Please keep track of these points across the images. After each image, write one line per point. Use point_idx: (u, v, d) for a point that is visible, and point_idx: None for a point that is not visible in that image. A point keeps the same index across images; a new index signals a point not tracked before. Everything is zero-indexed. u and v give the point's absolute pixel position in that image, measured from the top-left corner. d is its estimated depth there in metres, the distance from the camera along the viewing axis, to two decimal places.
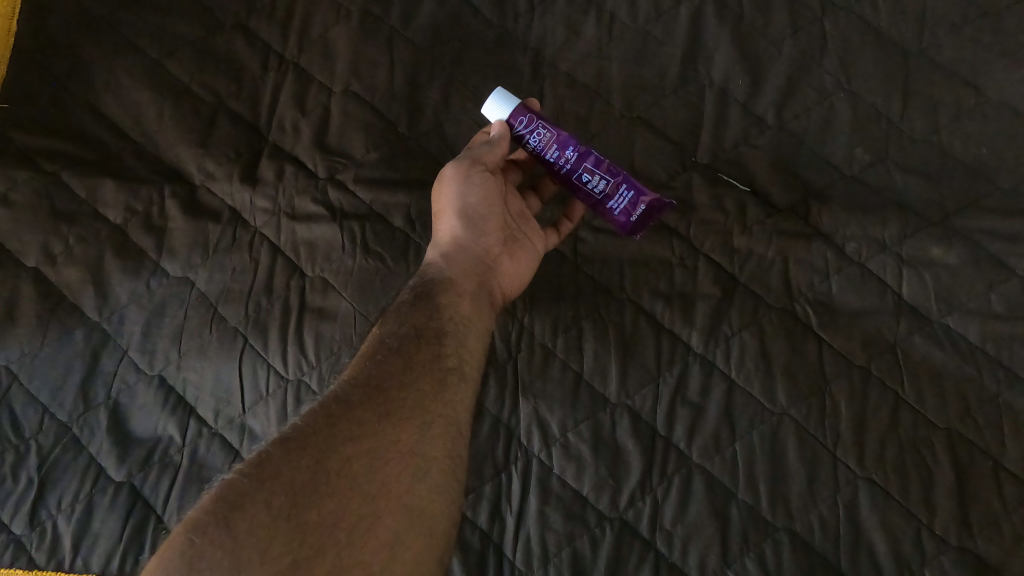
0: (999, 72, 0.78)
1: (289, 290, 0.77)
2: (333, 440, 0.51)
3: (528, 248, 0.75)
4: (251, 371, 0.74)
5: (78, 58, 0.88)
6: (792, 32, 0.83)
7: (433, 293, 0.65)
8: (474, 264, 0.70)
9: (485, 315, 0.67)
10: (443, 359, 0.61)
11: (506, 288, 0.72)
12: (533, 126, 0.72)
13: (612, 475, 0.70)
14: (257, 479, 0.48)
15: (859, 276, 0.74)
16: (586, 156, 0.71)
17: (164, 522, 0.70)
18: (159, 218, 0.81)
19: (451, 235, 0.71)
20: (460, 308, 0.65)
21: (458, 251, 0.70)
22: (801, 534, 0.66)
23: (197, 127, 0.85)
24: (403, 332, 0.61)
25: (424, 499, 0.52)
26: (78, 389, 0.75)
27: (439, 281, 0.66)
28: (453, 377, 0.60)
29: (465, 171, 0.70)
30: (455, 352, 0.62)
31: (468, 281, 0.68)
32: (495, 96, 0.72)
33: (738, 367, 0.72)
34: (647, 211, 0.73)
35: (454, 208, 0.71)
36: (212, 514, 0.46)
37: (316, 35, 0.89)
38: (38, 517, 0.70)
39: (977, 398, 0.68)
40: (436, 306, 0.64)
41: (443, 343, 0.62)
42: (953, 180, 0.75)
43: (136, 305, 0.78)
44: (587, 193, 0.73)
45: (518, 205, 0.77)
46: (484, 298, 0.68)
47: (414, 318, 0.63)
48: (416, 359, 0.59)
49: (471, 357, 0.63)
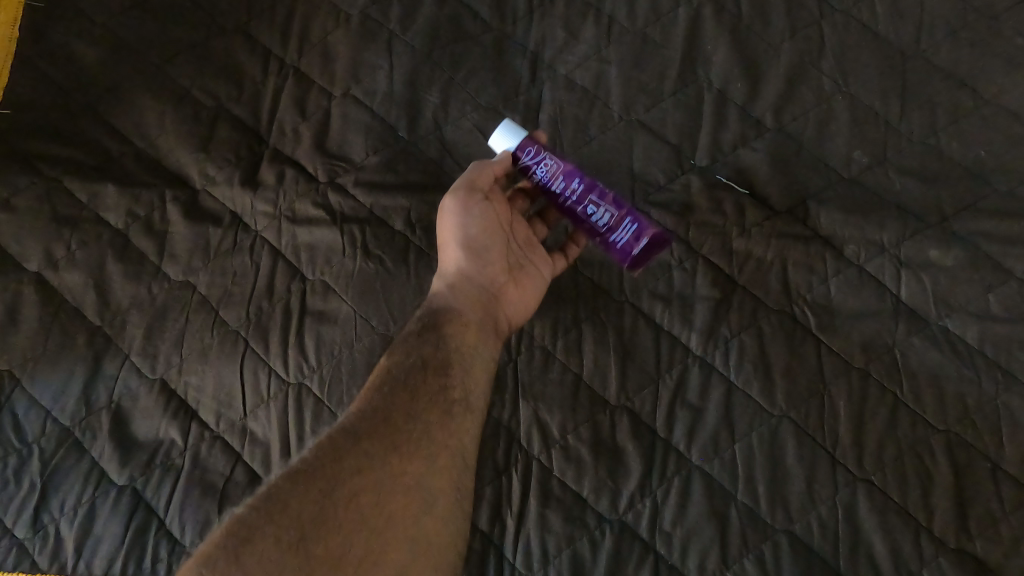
0: (996, 74, 0.78)
1: (290, 294, 0.77)
2: (341, 474, 0.52)
3: (533, 274, 0.74)
4: (252, 375, 0.75)
5: (79, 62, 0.88)
6: (790, 35, 0.83)
7: (438, 323, 0.65)
8: (479, 294, 0.69)
9: (491, 344, 0.67)
10: (451, 388, 0.60)
11: (512, 315, 0.72)
12: (539, 159, 0.72)
13: (612, 477, 0.70)
14: (266, 514, 0.49)
15: (858, 278, 0.74)
16: (591, 188, 0.71)
17: (166, 525, 0.70)
18: (160, 222, 0.81)
19: (456, 267, 0.71)
20: (466, 338, 0.65)
21: (463, 283, 0.70)
22: (800, 536, 0.66)
23: (198, 131, 0.85)
24: (410, 362, 0.61)
25: (431, 530, 0.53)
26: (79, 394, 0.75)
27: (445, 311, 0.66)
28: (460, 407, 0.60)
29: (464, 203, 0.71)
30: (462, 381, 0.61)
31: (474, 311, 0.67)
32: (502, 128, 0.73)
33: (737, 369, 0.72)
34: (649, 245, 0.71)
35: (456, 239, 0.71)
36: (222, 549, 0.47)
37: (316, 40, 0.89)
38: (40, 520, 0.70)
39: (975, 399, 0.69)
40: (442, 334, 0.64)
41: (449, 372, 0.61)
42: (951, 182, 0.75)
43: (137, 309, 0.78)
44: (590, 226, 0.72)
45: (524, 231, 0.77)
46: (490, 328, 0.68)
47: (422, 346, 0.62)
48: (423, 389, 0.59)
49: (478, 385, 0.63)
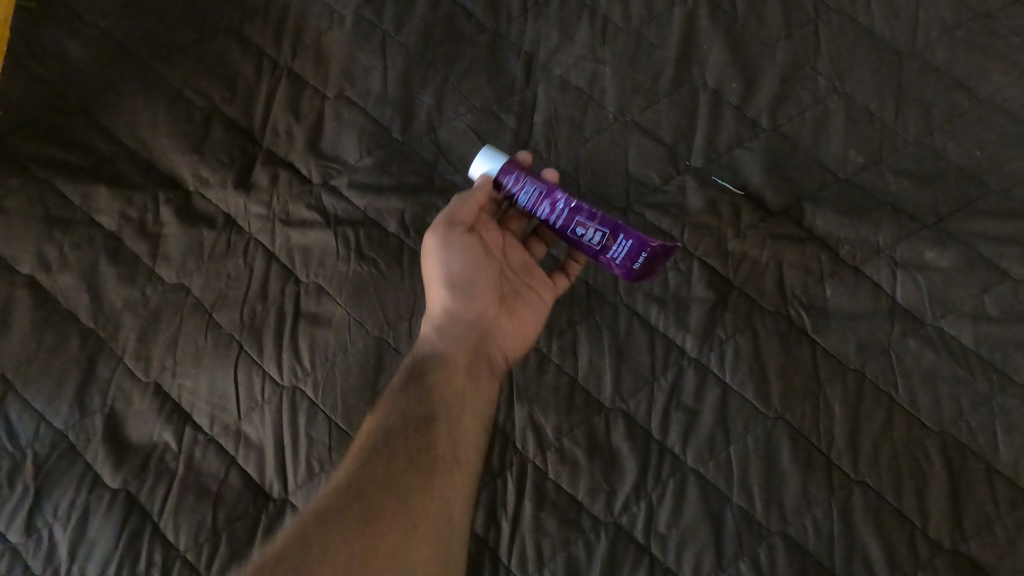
0: (992, 74, 0.78)
1: (284, 297, 0.77)
2: (307, 561, 0.46)
3: (528, 301, 0.74)
4: (246, 378, 0.74)
5: (71, 63, 0.87)
6: (786, 35, 0.83)
7: (422, 375, 0.63)
8: (467, 333, 0.68)
9: (484, 383, 0.66)
10: (434, 448, 0.57)
11: (506, 348, 0.71)
12: (520, 185, 0.71)
13: (607, 479, 0.70)
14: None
15: (854, 280, 0.74)
16: (577, 210, 0.69)
17: (160, 529, 0.70)
18: (153, 225, 0.81)
19: (442, 307, 0.70)
20: (452, 387, 0.63)
21: (450, 323, 0.69)
22: (796, 538, 0.66)
23: (191, 132, 0.85)
24: (391, 424, 0.58)
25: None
26: (73, 397, 0.75)
27: (429, 359, 0.65)
28: (444, 466, 0.56)
29: (444, 238, 0.70)
30: (448, 434, 0.59)
31: (462, 353, 0.66)
32: (481, 154, 0.73)
33: (732, 371, 0.72)
34: (650, 257, 0.70)
35: (440, 278, 0.70)
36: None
37: (310, 40, 0.89)
38: (34, 524, 0.70)
39: (970, 400, 0.69)
40: (424, 388, 0.61)
41: (433, 428, 0.58)
42: (947, 183, 0.75)
43: (131, 311, 0.78)
44: (584, 246, 0.71)
45: (517, 257, 0.76)
46: (481, 367, 0.67)
47: (404, 405, 0.60)
48: (403, 452, 0.55)
49: (465, 440, 0.60)
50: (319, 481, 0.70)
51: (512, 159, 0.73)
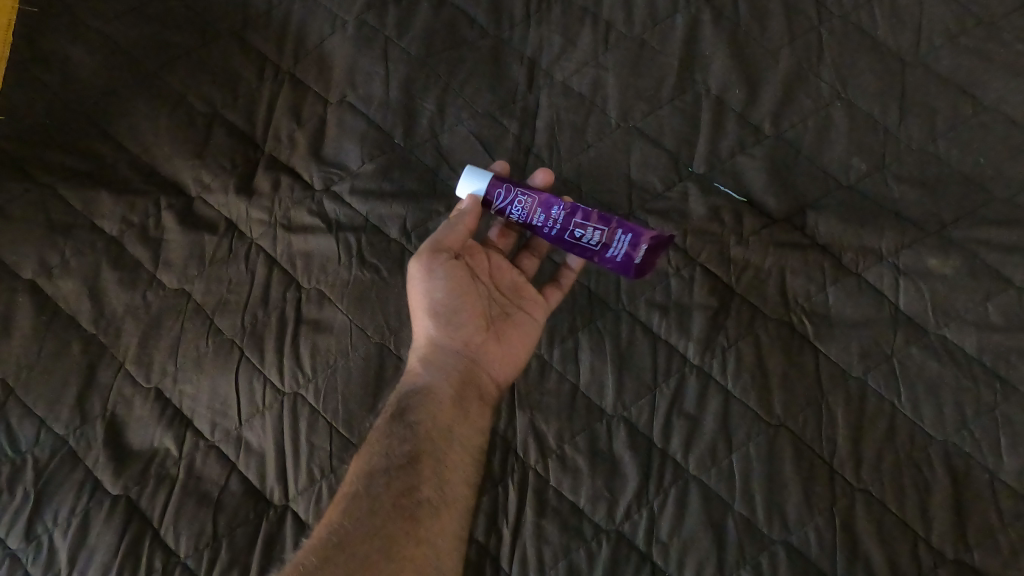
0: (996, 81, 0.78)
1: (286, 303, 0.77)
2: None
3: (517, 324, 0.74)
4: (247, 384, 0.74)
5: (74, 68, 0.87)
6: (788, 41, 0.83)
7: (407, 409, 0.65)
8: (452, 362, 0.70)
9: (471, 415, 0.68)
10: (417, 490, 0.60)
11: (496, 373, 0.72)
12: (510, 198, 0.71)
13: (609, 487, 0.70)
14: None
15: (856, 287, 0.74)
16: (573, 212, 0.70)
17: (161, 535, 0.70)
18: (155, 230, 0.81)
19: (427, 337, 0.71)
20: (436, 419, 0.65)
21: (435, 353, 0.70)
22: (798, 547, 0.66)
23: (193, 138, 0.85)
24: (375, 466, 0.61)
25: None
26: (74, 402, 0.74)
27: (413, 394, 0.67)
28: (427, 507, 0.59)
29: (428, 264, 0.69)
30: (433, 468, 0.62)
31: (447, 384, 0.68)
32: (465, 174, 0.72)
33: (734, 379, 0.72)
34: (651, 248, 0.70)
35: (423, 308, 0.71)
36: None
37: (312, 45, 0.89)
38: (34, 530, 0.70)
39: (973, 409, 0.68)
40: (407, 430, 0.64)
41: (417, 469, 0.61)
42: (950, 190, 0.75)
43: (132, 317, 0.78)
44: (584, 248, 0.71)
45: (506, 277, 0.77)
46: (468, 396, 0.69)
47: (389, 449, 0.62)
48: (386, 498, 0.58)
49: (451, 472, 0.63)
50: (321, 488, 0.70)
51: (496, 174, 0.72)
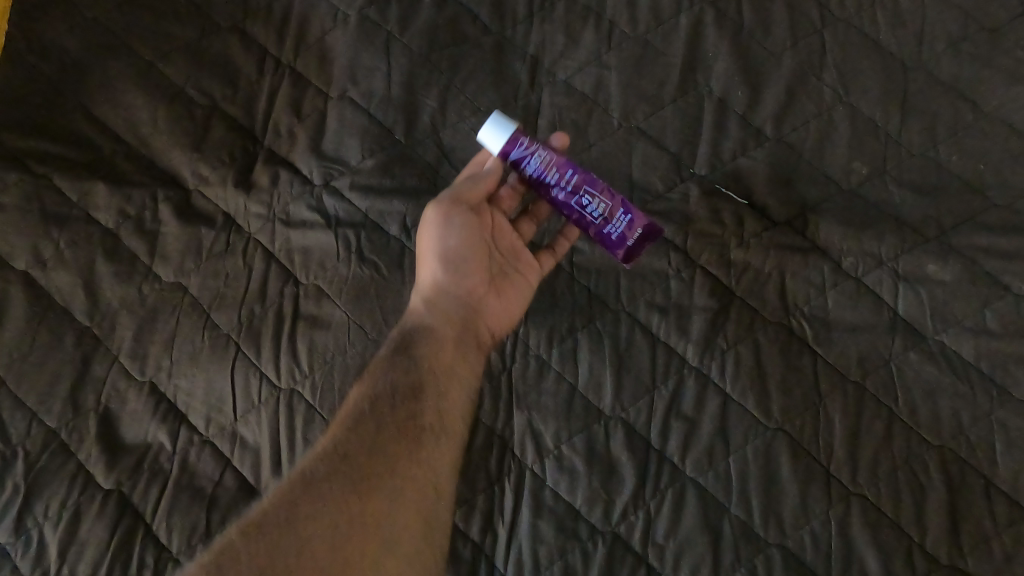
0: (997, 88, 0.78)
1: (283, 298, 0.76)
2: (295, 518, 0.52)
3: (516, 282, 0.75)
4: (243, 379, 0.74)
5: (71, 58, 0.87)
6: (792, 44, 0.83)
7: (412, 344, 0.66)
8: (456, 308, 0.70)
9: (470, 361, 0.68)
10: (421, 416, 0.61)
11: (493, 326, 0.73)
12: (530, 150, 0.71)
13: (605, 488, 0.70)
14: (215, 567, 0.49)
15: (856, 292, 0.74)
16: (586, 178, 0.70)
17: (153, 530, 0.69)
18: (151, 222, 0.80)
19: (433, 280, 0.72)
20: (441, 359, 0.65)
21: (439, 297, 0.71)
22: (794, 550, 0.66)
23: (191, 130, 0.84)
24: (380, 392, 0.61)
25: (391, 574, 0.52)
26: (67, 395, 0.74)
27: (419, 331, 0.67)
28: (430, 434, 0.60)
29: (446, 213, 0.72)
30: (436, 403, 0.62)
31: (450, 327, 0.68)
32: (491, 122, 0.71)
33: (733, 381, 0.72)
34: (643, 236, 0.71)
35: (434, 252, 0.72)
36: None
37: (313, 39, 0.88)
38: (24, 524, 0.69)
39: (970, 416, 0.68)
40: (412, 362, 0.64)
41: (420, 398, 0.62)
42: (950, 196, 0.75)
43: (127, 310, 0.77)
44: (585, 217, 0.71)
45: (508, 237, 0.77)
46: (468, 342, 0.69)
47: (393, 378, 0.63)
48: (391, 421, 0.59)
49: (453, 411, 0.63)
50: None
51: (519, 127, 0.72)
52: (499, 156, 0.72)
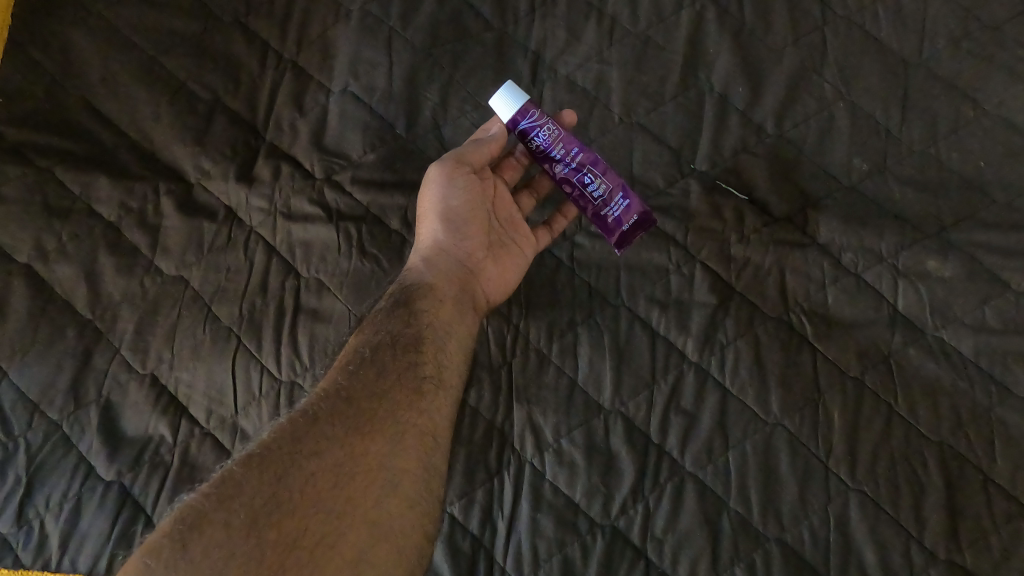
0: (998, 85, 0.78)
1: (284, 292, 0.77)
2: (298, 454, 0.52)
3: (513, 251, 0.76)
4: (244, 372, 0.74)
5: (74, 51, 0.87)
6: (793, 41, 0.83)
7: (412, 298, 0.67)
8: (455, 267, 0.72)
9: (468, 319, 0.69)
10: (421, 366, 0.62)
11: (489, 290, 0.74)
12: (539, 122, 0.73)
13: (605, 482, 0.70)
14: (217, 497, 0.49)
15: (855, 287, 0.74)
16: (590, 158, 0.73)
17: (154, 521, 0.70)
18: (153, 215, 0.80)
19: (432, 239, 0.74)
20: (440, 314, 0.67)
21: (438, 255, 0.73)
22: (792, 545, 0.66)
23: (193, 123, 0.84)
24: (380, 341, 0.62)
25: (392, 515, 0.53)
26: (68, 387, 0.74)
27: (420, 286, 0.68)
28: (430, 384, 0.61)
29: (449, 173, 0.73)
30: (435, 356, 0.63)
31: (449, 284, 0.70)
32: (503, 90, 0.73)
33: (732, 377, 0.72)
34: (637, 223, 0.74)
35: (436, 211, 0.74)
36: (169, 535, 0.47)
37: (315, 34, 0.88)
38: (25, 514, 0.70)
39: (969, 412, 0.69)
40: (413, 316, 0.65)
41: (420, 349, 0.63)
42: (950, 193, 0.75)
43: (128, 303, 0.77)
44: (586, 195, 0.74)
45: (508, 209, 0.79)
46: (466, 301, 0.70)
47: (394, 329, 0.64)
48: (392, 369, 0.60)
49: (451, 365, 0.64)
50: None
51: (529, 100, 0.74)
52: (507, 124, 0.74)
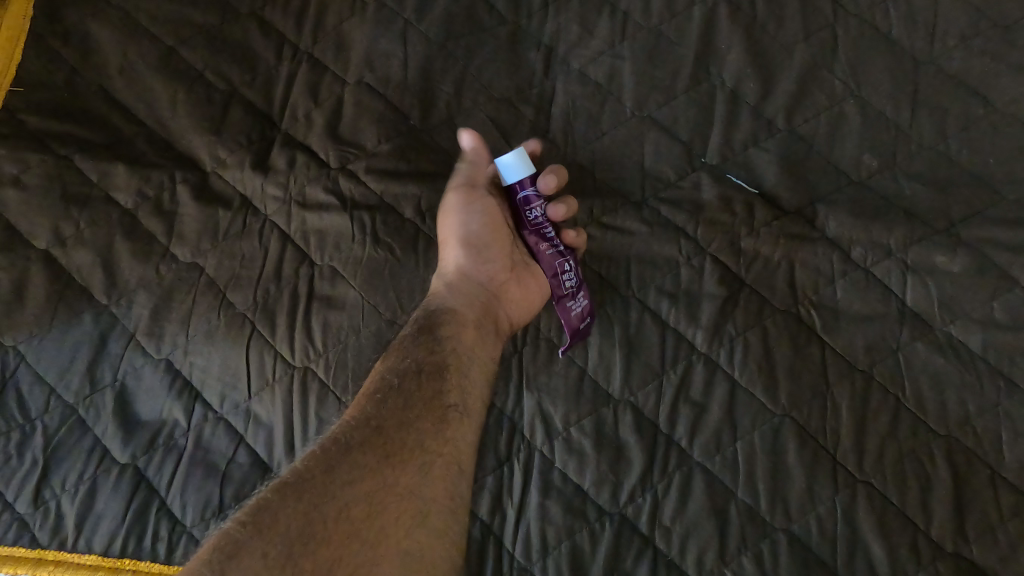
0: (1007, 82, 0.78)
1: (298, 280, 0.78)
2: (331, 485, 0.51)
3: (535, 274, 0.76)
4: (258, 358, 0.75)
5: (93, 43, 0.88)
6: (804, 38, 0.83)
7: (436, 324, 0.66)
8: (477, 291, 0.72)
9: (489, 343, 0.69)
10: (446, 395, 0.61)
11: (513, 314, 0.74)
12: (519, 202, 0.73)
13: (614, 470, 0.70)
14: (255, 527, 0.47)
15: (865, 281, 0.74)
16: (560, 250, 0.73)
17: (168, 504, 0.71)
18: (169, 203, 0.82)
19: (455, 264, 0.73)
20: (463, 339, 0.66)
21: (462, 281, 0.72)
22: (799, 535, 0.67)
23: (210, 113, 0.85)
24: (406, 368, 0.61)
25: (423, 545, 0.52)
26: (84, 371, 0.75)
27: (443, 311, 0.68)
28: (454, 413, 0.60)
29: (466, 198, 0.74)
30: (458, 384, 0.62)
31: (472, 308, 0.69)
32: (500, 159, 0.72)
33: (742, 368, 0.72)
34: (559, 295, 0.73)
35: (457, 236, 0.73)
36: (208, 566, 0.45)
37: (330, 27, 0.89)
38: (42, 495, 0.72)
39: (977, 406, 0.69)
40: (438, 342, 0.64)
41: (445, 377, 0.62)
42: (960, 190, 0.76)
43: (144, 289, 0.78)
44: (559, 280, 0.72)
45: None
46: (488, 323, 0.70)
47: (420, 356, 0.63)
48: (419, 396, 0.59)
49: (473, 390, 0.63)
50: None
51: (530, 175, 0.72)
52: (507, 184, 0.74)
